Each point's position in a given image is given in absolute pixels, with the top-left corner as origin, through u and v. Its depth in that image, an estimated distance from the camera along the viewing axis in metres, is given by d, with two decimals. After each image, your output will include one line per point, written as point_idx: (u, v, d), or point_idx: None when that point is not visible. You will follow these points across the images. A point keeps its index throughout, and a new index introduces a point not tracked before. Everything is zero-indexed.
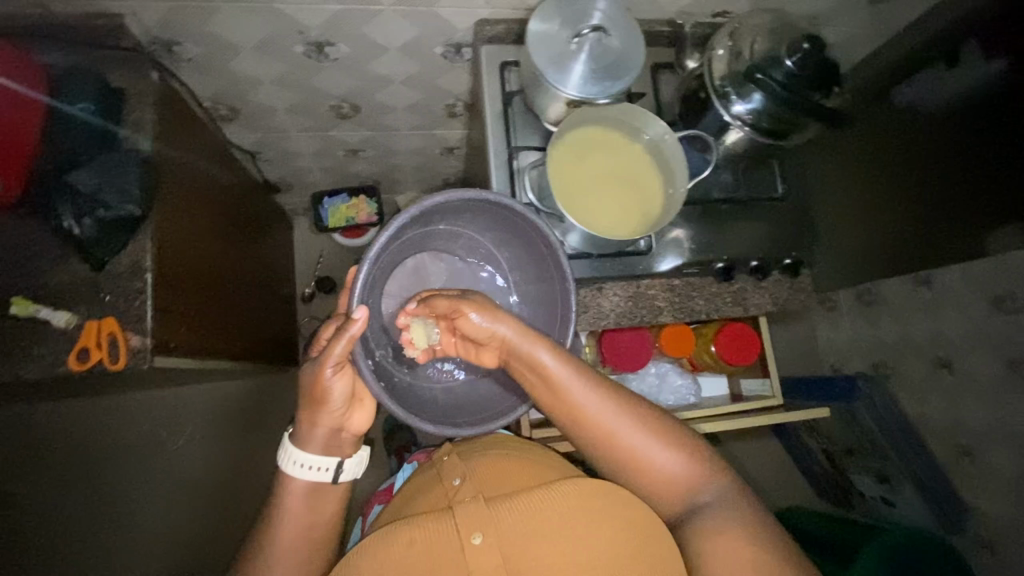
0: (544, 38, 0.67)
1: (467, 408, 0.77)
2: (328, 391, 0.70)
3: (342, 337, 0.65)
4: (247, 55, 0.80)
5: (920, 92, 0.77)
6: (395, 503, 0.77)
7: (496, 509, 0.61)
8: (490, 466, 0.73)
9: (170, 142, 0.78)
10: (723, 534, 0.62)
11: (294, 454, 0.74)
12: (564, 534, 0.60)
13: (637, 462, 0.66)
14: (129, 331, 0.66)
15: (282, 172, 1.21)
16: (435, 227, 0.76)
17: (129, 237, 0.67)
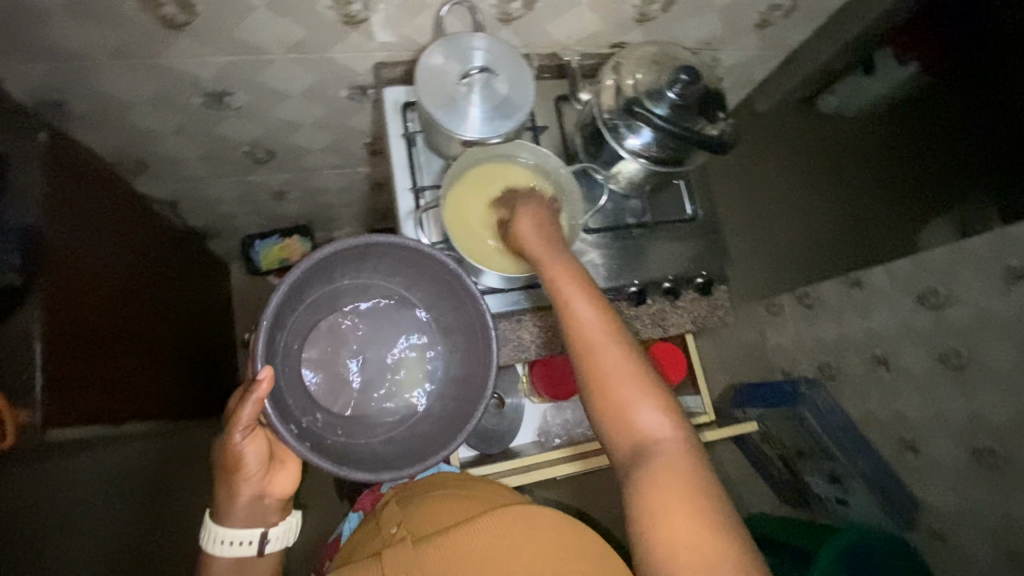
0: (433, 81, 0.67)
1: (411, 448, 0.72)
2: (242, 458, 0.69)
3: (248, 400, 0.63)
4: (143, 109, 0.79)
5: (843, 98, 0.92)
6: (342, 556, 0.73)
7: (423, 553, 0.60)
8: (428, 504, 0.69)
9: (65, 200, 0.75)
10: (677, 512, 0.47)
11: (216, 532, 0.72)
12: (496, 570, 0.57)
13: (616, 406, 0.54)
14: (18, 406, 0.63)
15: (207, 219, 1.18)
16: (340, 283, 0.73)
17: (13, 307, 0.64)
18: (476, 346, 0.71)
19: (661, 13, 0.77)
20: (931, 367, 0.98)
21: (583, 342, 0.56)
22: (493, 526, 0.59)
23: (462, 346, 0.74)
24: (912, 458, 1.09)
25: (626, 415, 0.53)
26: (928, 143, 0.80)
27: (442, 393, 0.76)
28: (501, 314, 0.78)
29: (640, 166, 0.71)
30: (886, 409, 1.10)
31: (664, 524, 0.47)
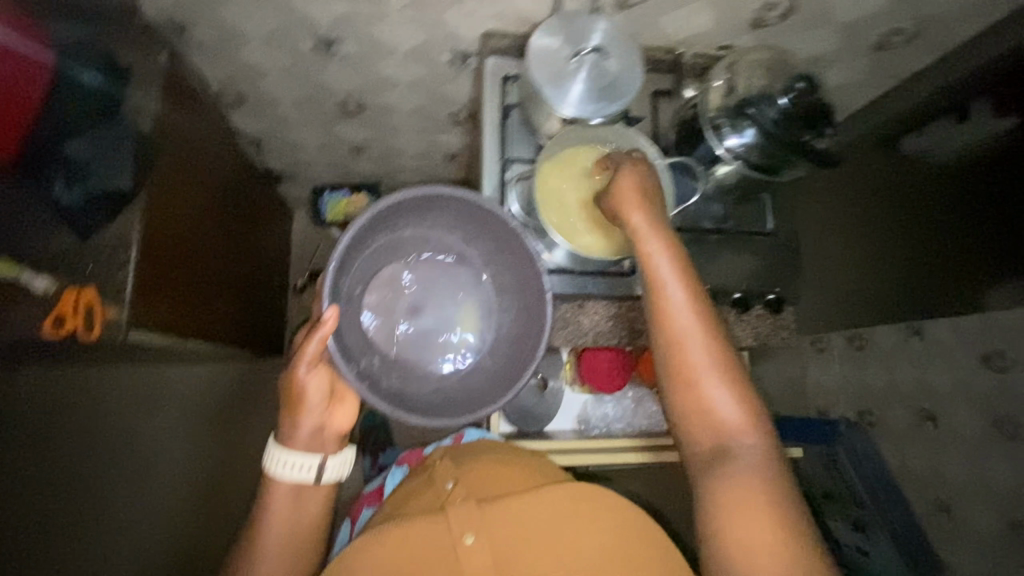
0: (544, 55, 0.67)
1: (457, 401, 0.73)
2: (305, 391, 0.70)
3: (314, 337, 0.64)
4: (257, 45, 0.82)
5: (927, 142, 0.83)
6: (387, 507, 0.75)
7: (486, 512, 0.62)
8: (482, 469, 0.72)
9: (172, 119, 0.78)
10: (751, 510, 0.50)
11: (277, 456, 0.72)
12: (554, 539, 0.61)
13: (699, 402, 0.55)
14: (107, 303, 0.66)
15: (285, 163, 1.22)
16: (400, 233, 0.75)
17: (117, 210, 0.68)
18: (530, 309, 0.71)
19: (779, 21, 0.76)
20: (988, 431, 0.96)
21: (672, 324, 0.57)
22: (553, 497, 0.62)
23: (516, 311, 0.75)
24: (945, 519, 1.05)
25: (705, 402, 0.55)
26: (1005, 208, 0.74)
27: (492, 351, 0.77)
28: (564, 297, 0.78)
29: (733, 168, 0.70)
30: (924, 465, 1.06)
31: (738, 521, 0.50)
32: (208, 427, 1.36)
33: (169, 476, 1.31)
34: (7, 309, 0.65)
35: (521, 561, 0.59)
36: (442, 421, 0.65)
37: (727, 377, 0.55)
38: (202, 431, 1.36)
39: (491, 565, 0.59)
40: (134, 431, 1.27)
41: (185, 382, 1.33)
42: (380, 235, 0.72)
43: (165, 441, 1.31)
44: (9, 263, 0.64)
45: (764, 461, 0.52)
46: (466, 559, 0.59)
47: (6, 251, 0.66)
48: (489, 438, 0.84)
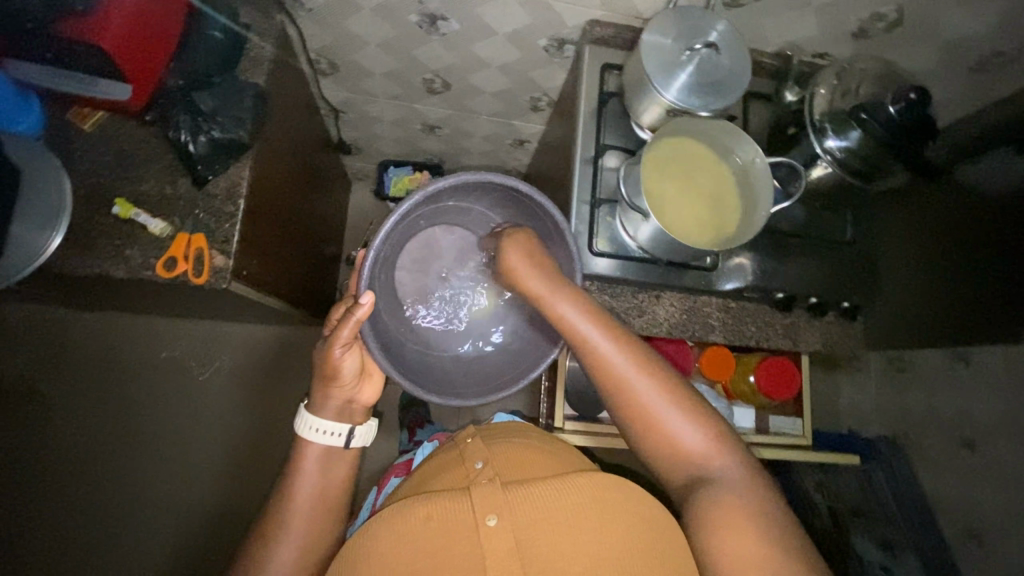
0: (657, 47, 0.69)
1: (475, 377, 0.79)
2: (339, 367, 0.72)
3: (349, 320, 0.67)
4: (364, 17, 0.84)
5: (987, 173, 0.79)
6: (415, 480, 0.74)
7: (512, 493, 0.55)
8: (512, 454, 0.69)
9: (279, 80, 0.81)
10: (731, 527, 0.53)
11: (309, 420, 0.75)
12: (583, 528, 0.53)
13: (663, 436, 0.61)
14: (214, 250, 0.69)
15: (357, 135, 1.25)
16: (442, 204, 0.81)
17: (232, 160, 0.70)
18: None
19: (883, 33, 0.77)
20: None
21: (610, 374, 0.63)
22: (583, 485, 0.56)
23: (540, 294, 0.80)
24: (977, 548, 1.08)
25: (663, 433, 0.61)
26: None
27: (513, 331, 0.83)
28: (641, 284, 0.80)
29: (829, 172, 0.72)
30: (959, 492, 1.11)
31: (727, 540, 0.53)
32: (254, 378, 1.39)
33: (217, 420, 1.37)
34: (125, 247, 0.68)
35: (545, 545, 0.51)
36: (467, 401, 0.70)
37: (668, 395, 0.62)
38: (248, 380, 1.40)
39: (514, 549, 0.50)
40: (189, 373, 1.38)
41: (239, 331, 1.40)
42: (424, 206, 0.78)
43: (214, 384, 1.38)
44: (128, 205, 0.67)
45: (737, 476, 0.58)
46: (487, 541, 0.51)
47: (123, 192, 0.69)
48: (519, 421, 0.84)
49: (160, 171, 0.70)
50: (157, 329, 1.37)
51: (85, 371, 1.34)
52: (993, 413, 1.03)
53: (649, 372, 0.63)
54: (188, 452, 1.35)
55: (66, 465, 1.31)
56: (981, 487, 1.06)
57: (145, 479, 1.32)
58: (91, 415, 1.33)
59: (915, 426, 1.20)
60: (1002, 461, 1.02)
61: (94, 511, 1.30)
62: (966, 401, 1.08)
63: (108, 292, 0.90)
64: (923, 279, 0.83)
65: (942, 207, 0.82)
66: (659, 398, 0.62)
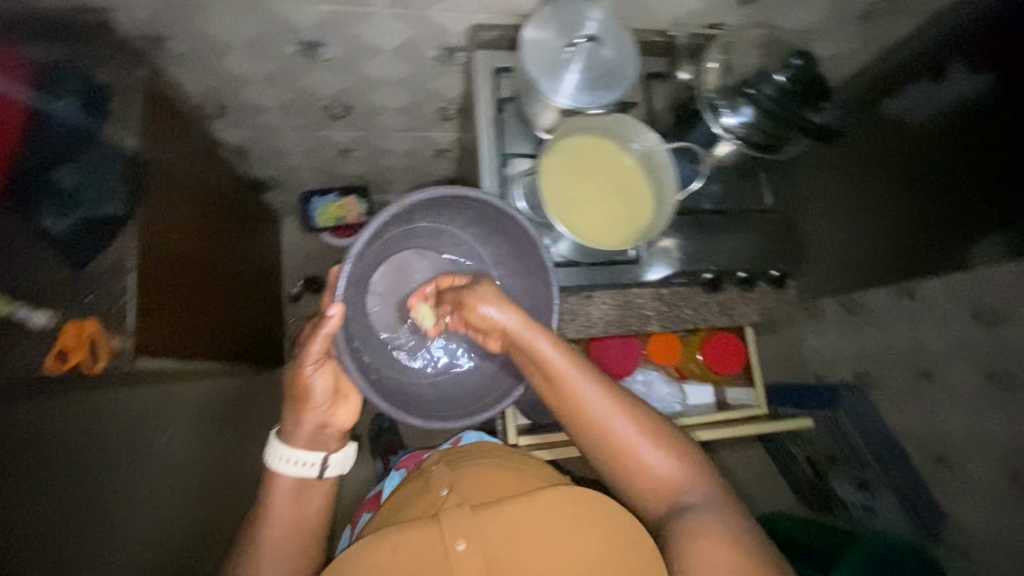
0: (538, 46, 0.66)
1: (454, 401, 0.76)
2: (310, 388, 0.68)
3: (319, 334, 0.63)
4: (238, 54, 0.80)
5: (909, 103, 0.83)
6: (384, 511, 0.74)
7: (481, 516, 0.59)
8: (480, 476, 0.70)
9: (158, 138, 0.76)
10: (709, 543, 0.57)
11: (280, 450, 0.70)
12: (546, 540, 0.58)
13: (637, 465, 0.63)
14: (111, 333, 0.64)
15: (271, 170, 1.19)
16: (417, 224, 0.75)
17: (112, 236, 0.66)
18: (532, 309, 0.73)
19: None
20: (986, 382, 0.97)
21: (584, 410, 0.63)
22: (554, 500, 0.60)
23: (518, 312, 0.76)
24: (946, 472, 1.11)
25: (637, 460, 0.63)
26: (971, 179, 0.77)
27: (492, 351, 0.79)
28: (571, 289, 0.78)
29: (734, 147, 0.70)
30: (925, 423, 1.12)
31: (703, 550, 0.56)
32: None
33: None
34: (7, 349, 0.62)
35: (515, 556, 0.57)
36: (446, 420, 0.68)
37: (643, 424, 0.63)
38: None
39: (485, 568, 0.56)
40: None
41: None
42: (397, 226, 0.72)
43: None
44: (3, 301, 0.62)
45: (708, 500, 0.61)
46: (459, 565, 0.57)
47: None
48: (486, 441, 0.83)
49: (34, 258, 0.65)
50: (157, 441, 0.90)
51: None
52: (944, 343, 1.03)
53: (627, 412, 0.64)
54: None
55: None
56: (944, 414, 1.07)
57: None
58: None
59: (873, 366, 1.22)
60: (960, 387, 1.02)
61: None
62: (918, 334, 1.08)
63: None
64: (879, 224, 0.89)
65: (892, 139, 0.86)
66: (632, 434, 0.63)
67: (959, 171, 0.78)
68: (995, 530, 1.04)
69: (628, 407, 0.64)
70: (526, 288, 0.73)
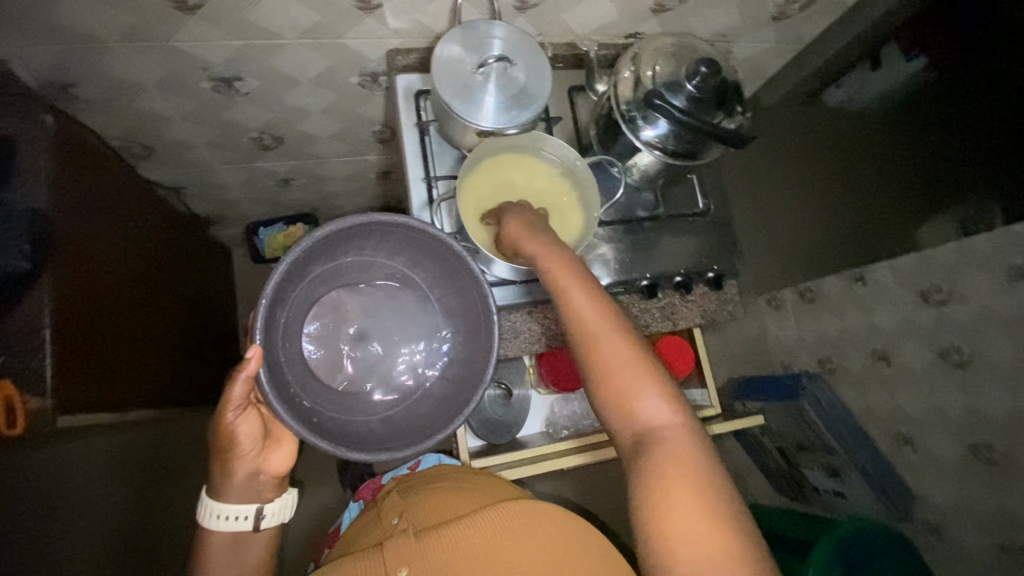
0: (449, 68, 0.66)
1: (410, 428, 0.70)
2: (235, 437, 0.66)
3: (238, 378, 0.61)
4: (152, 93, 0.78)
5: (849, 92, 1.00)
6: (341, 546, 0.71)
7: (425, 542, 0.56)
8: (431, 499, 0.66)
9: (72, 184, 0.74)
10: (682, 501, 0.45)
11: (212, 507, 0.68)
12: (493, 555, 0.54)
13: (623, 405, 0.51)
14: (26, 393, 0.62)
15: (211, 205, 1.17)
16: (342, 260, 0.71)
17: (22, 293, 0.64)
18: (477, 328, 0.70)
19: (679, 4, 0.76)
20: (935, 358, 0.97)
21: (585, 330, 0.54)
22: (493, 519, 0.57)
23: (464, 332, 0.73)
24: (908, 451, 1.11)
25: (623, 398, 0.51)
26: (943, 133, 0.88)
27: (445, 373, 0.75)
28: (511, 305, 0.78)
29: (654, 158, 0.71)
30: (881, 405, 1.13)
31: (673, 503, 0.45)
32: None
33: None
34: None
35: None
36: (398, 452, 0.64)
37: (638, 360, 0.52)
38: None
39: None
40: None
41: None
42: (320, 263, 0.68)
43: None
44: None
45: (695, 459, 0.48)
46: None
47: None
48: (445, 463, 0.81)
49: None
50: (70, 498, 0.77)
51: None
52: (892, 325, 1.03)
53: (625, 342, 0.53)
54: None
55: None
56: (901, 395, 1.08)
57: None
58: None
59: (834, 352, 1.18)
60: (910, 366, 1.02)
61: None
62: (870, 316, 1.05)
63: None
64: (843, 203, 1.05)
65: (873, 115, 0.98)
66: (621, 357, 0.52)
67: (947, 127, 0.87)
68: (961, 505, 1.04)
69: (626, 337, 0.53)
70: (468, 305, 0.70)
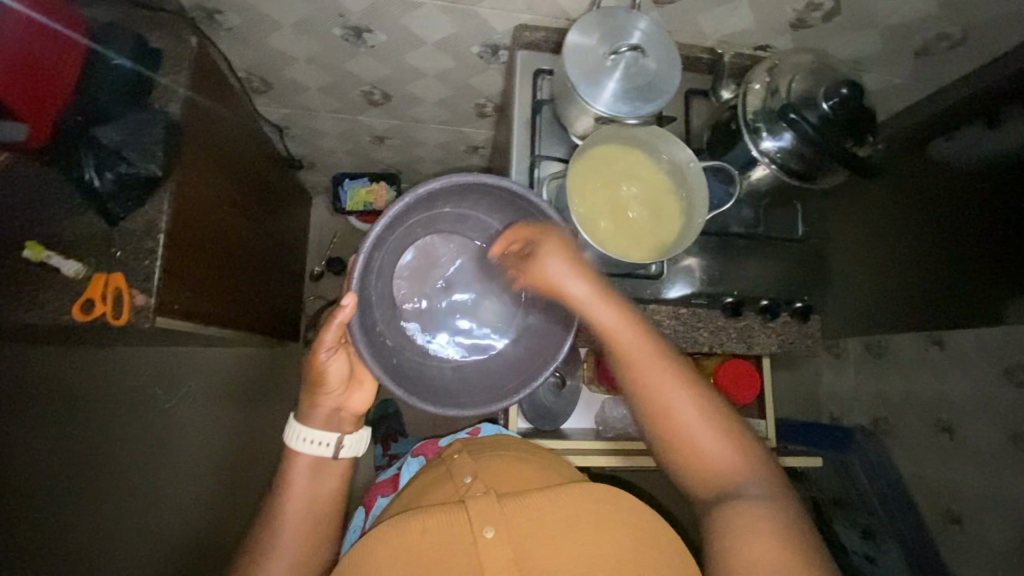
0: (580, 51, 0.66)
1: (478, 386, 0.73)
2: (325, 372, 0.69)
3: (332, 323, 0.63)
4: (285, 32, 0.81)
5: (955, 149, 0.80)
6: (401, 501, 0.71)
7: (508, 506, 0.56)
8: (502, 468, 0.67)
9: (200, 103, 0.78)
10: (758, 534, 0.51)
11: (298, 430, 0.71)
12: (571, 530, 0.54)
13: (691, 448, 0.60)
14: (135, 289, 0.67)
15: (306, 149, 1.21)
16: (438, 210, 0.72)
17: (147, 195, 0.68)
18: (555, 304, 0.71)
19: (820, 23, 0.74)
20: (1008, 445, 0.92)
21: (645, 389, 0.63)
22: (577, 497, 0.57)
23: (540, 303, 0.74)
24: (956, 532, 1.04)
25: (691, 443, 0.60)
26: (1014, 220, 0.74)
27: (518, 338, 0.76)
28: None
29: (769, 172, 0.69)
30: (936, 477, 1.06)
31: (743, 544, 0.51)
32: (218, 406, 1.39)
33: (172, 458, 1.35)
34: (39, 293, 0.66)
35: (543, 556, 0.52)
36: (473, 409, 0.65)
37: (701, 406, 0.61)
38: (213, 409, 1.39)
39: (512, 560, 0.51)
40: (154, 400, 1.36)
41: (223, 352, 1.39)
42: (416, 214, 0.70)
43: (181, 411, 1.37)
44: (39, 247, 0.64)
45: (768, 493, 0.55)
46: (485, 552, 0.51)
47: (35, 234, 0.66)
48: (508, 434, 0.82)
49: (71, 210, 0.66)
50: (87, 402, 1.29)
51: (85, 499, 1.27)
52: (968, 395, 0.97)
53: (687, 393, 0.62)
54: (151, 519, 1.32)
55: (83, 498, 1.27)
56: (959, 471, 1.01)
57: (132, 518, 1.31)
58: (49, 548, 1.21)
59: (891, 411, 1.15)
60: (982, 446, 0.96)
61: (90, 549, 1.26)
62: (942, 385, 1.02)
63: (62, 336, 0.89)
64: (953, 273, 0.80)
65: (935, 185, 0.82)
66: (692, 410, 0.61)
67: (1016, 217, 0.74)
68: None
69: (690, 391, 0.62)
70: None
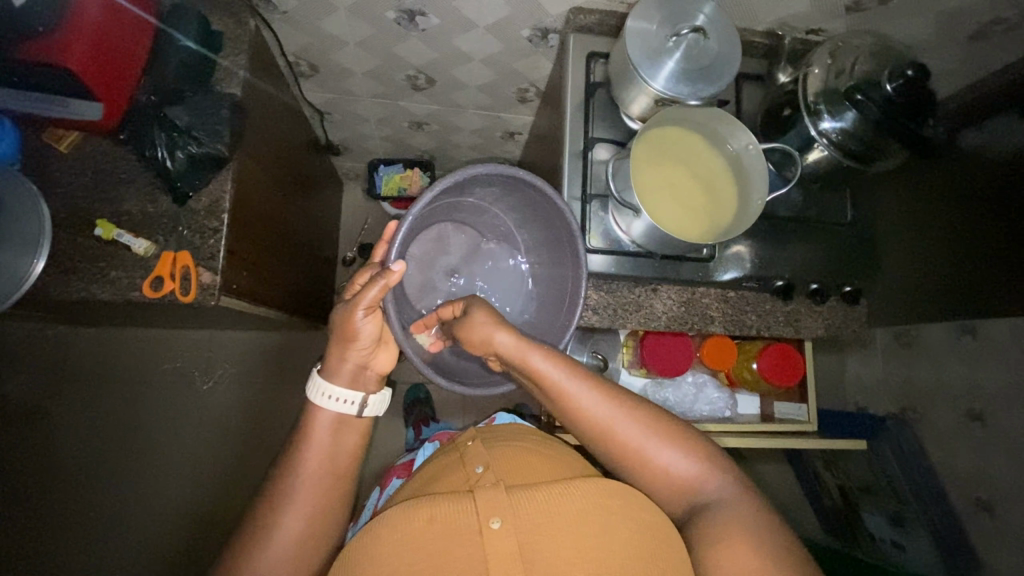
0: (641, 35, 0.66)
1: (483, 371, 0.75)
2: (357, 331, 0.64)
3: (377, 283, 0.61)
4: (339, 16, 0.82)
5: (988, 138, 0.68)
6: (412, 486, 0.62)
7: (519, 496, 0.48)
8: (516, 455, 0.58)
9: (257, 85, 0.79)
10: (731, 545, 0.51)
11: (321, 385, 0.66)
12: (590, 525, 0.47)
13: (654, 471, 0.57)
14: (201, 267, 0.68)
15: (344, 134, 1.22)
16: (464, 200, 0.76)
17: (213, 174, 0.69)
18: (559, 303, 0.73)
19: (876, 6, 0.74)
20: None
21: (592, 423, 0.59)
22: (592, 487, 0.50)
23: (544, 298, 0.78)
24: (987, 519, 1.01)
25: (653, 466, 0.57)
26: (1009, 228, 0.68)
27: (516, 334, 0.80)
28: (638, 279, 0.78)
29: (825, 154, 0.70)
30: (964, 465, 1.03)
31: (719, 554, 0.51)
32: (250, 387, 1.42)
33: (204, 436, 1.39)
34: (109, 269, 0.67)
35: (550, 553, 0.44)
36: (472, 389, 0.66)
37: (649, 424, 0.58)
38: (246, 390, 1.42)
39: (520, 554, 0.44)
40: (191, 382, 1.40)
41: (253, 335, 1.42)
42: (447, 198, 0.72)
43: (217, 392, 1.41)
44: (110, 225, 0.66)
45: (731, 497, 0.55)
46: (491, 546, 0.44)
47: (104, 212, 0.68)
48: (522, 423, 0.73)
49: (140, 189, 0.68)
50: (116, 381, 1.37)
51: (105, 478, 1.34)
52: (1001, 384, 0.94)
53: (630, 414, 0.58)
54: (165, 497, 1.35)
55: (122, 471, 1.35)
56: (994, 461, 0.98)
57: (163, 496, 1.35)
58: (66, 517, 1.32)
59: (922, 401, 1.11)
60: (1016, 434, 0.93)
61: (127, 520, 1.33)
62: (975, 375, 0.99)
63: (121, 315, 0.93)
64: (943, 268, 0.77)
65: (951, 180, 0.73)
66: (645, 433, 0.58)
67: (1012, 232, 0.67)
68: None
69: (634, 412, 0.59)
70: (556, 277, 0.74)
